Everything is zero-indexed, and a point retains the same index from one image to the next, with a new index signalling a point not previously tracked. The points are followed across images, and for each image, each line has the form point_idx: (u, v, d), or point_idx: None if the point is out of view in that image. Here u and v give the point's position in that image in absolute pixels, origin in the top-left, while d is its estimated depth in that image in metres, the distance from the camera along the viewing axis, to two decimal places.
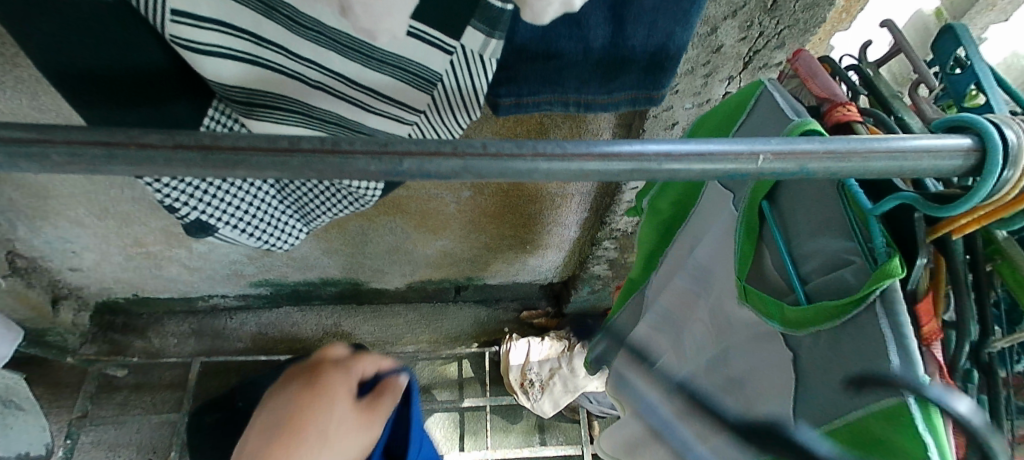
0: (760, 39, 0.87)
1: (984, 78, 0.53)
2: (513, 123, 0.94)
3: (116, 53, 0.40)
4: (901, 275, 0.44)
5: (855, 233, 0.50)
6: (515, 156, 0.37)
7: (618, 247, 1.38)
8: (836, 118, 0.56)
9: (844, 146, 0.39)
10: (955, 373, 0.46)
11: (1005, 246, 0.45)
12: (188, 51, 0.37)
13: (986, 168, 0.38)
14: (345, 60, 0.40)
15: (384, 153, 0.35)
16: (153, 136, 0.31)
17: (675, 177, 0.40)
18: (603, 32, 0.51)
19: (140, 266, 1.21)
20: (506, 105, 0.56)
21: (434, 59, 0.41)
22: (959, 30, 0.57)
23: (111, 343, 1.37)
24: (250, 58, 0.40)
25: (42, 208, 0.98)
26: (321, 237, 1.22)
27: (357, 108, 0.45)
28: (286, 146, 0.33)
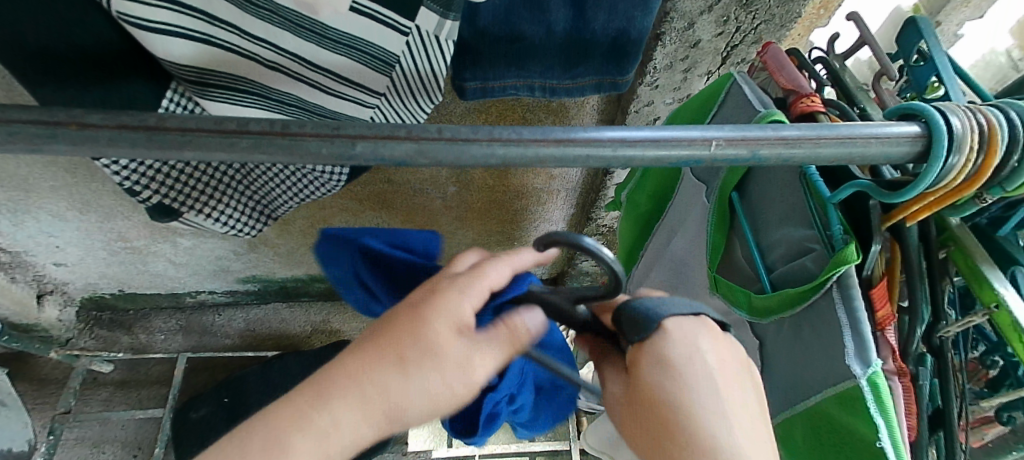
0: (737, 34, 0.88)
1: (943, 70, 0.54)
2: (495, 117, 0.94)
3: (68, 37, 0.41)
4: (855, 261, 0.44)
5: (815, 221, 0.51)
6: (472, 140, 0.37)
7: (605, 242, 1.40)
8: (800, 109, 0.57)
9: (796, 133, 0.39)
10: (908, 358, 0.46)
11: (958, 233, 0.47)
12: (139, 30, 0.38)
13: (932, 155, 0.39)
14: (298, 40, 0.42)
15: (336, 134, 0.35)
16: (96, 116, 0.32)
17: (630, 163, 0.39)
18: (565, 15, 0.52)
19: (125, 261, 1.21)
20: (472, 88, 0.57)
21: (389, 40, 0.43)
22: (921, 24, 0.58)
23: (97, 339, 1.36)
24: (202, 37, 0.41)
25: (22, 202, 0.97)
26: (307, 233, 1.22)
27: (316, 90, 0.47)
28: (233, 128, 0.33)
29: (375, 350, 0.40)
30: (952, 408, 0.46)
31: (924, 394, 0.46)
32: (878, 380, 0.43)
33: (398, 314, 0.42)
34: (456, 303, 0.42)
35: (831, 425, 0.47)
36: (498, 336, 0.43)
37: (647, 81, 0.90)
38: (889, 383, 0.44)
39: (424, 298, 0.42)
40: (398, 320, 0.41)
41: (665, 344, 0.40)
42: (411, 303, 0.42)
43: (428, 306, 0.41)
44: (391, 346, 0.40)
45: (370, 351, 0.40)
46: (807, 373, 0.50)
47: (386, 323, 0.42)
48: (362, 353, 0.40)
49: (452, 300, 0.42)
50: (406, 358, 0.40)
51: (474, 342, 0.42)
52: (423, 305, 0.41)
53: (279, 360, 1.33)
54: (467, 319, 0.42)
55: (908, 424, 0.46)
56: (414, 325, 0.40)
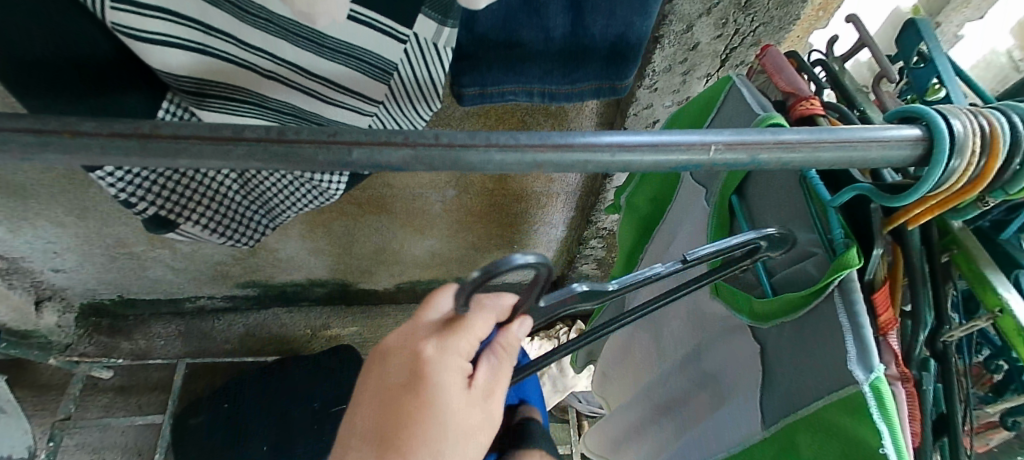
0: (736, 36, 0.87)
1: (944, 72, 0.54)
2: (493, 121, 0.94)
3: (64, 46, 0.41)
4: (857, 265, 0.44)
5: (817, 225, 0.50)
6: (468, 146, 0.37)
7: (605, 245, 1.40)
8: (800, 112, 0.57)
9: (795, 137, 0.39)
10: (911, 363, 0.46)
11: (961, 236, 0.46)
12: (133, 40, 0.37)
13: (933, 157, 0.38)
14: (295, 49, 0.42)
15: (331, 141, 0.35)
16: (88, 124, 0.32)
17: (628, 168, 0.39)
18: (563, 20, 0.52)
19: (124, 267, 1.21)
20: (471, 94, 0.57)
21: (387, 48, 0.43)
22: (921, 26, 0.57)
23: (97, 345, 1.35)
24: (198, 47, 0.40)
25: (20, 208, 0.97)
26: (306, 237, 1.22)
27: (313, 99, 0.47)
28: (227, 136, 0.33)
29: (384, 446, 0.43)
30: (956, 413, 0.46)
31: (929, 400, 0.46)
32: (881, 386, 0.42)
33: (395, 400, 0.44)
34: (447, 373, 0.44)
35: (828, 428, 0.46)
36: (497, 364, 0.48)
37: (645, 83, 0.90)
38: (893, 389, 0.43)
39: (412, 382, 0.43)
40: (399, 411, 0.43)
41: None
42: (402, 387, 0.44)
43: (421, 386, 0.43)
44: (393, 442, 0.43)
45: (380, 447, 0.43)
46: (806, 377, 0.49)
47: (387, 411, 0.44)
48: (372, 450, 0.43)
49: (443, 372, 0.44)
50: (420, 441, 0.43)
51: (476, 391, 0.46)
52: (414, 390, 0.43)
53: (279, 365, 1.32)
54: (461, 379, 0.45)
55: (913, 430, 0.46)
56: (418, 417, 0.43)
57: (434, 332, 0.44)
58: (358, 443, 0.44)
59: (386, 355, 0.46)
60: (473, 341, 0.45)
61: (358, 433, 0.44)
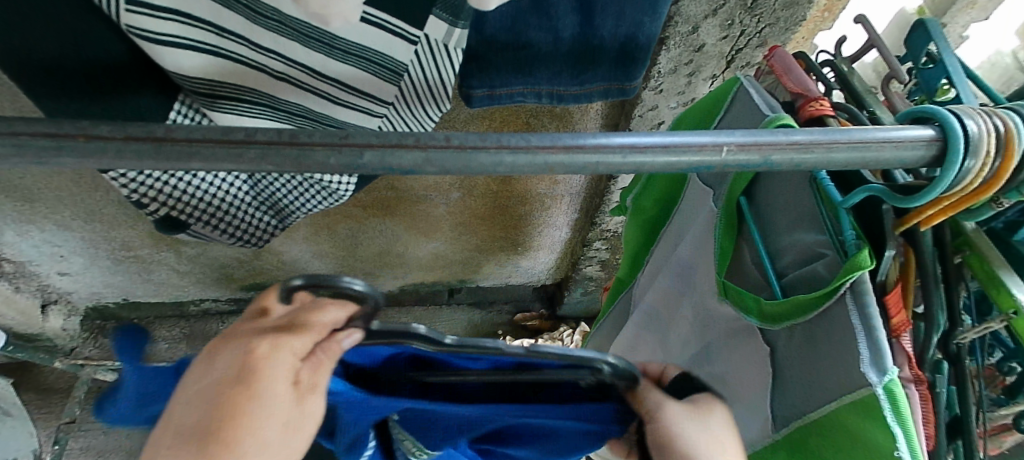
0: (742, 37, 0.87)
1: (954, 72, 0.54)
2: (498, 123, 0.94)
3: (77, 50, 0.41)
4: (869, 266, 0.44)
5: (827, 226, 0.50)
6: (480, 148, 0.37)
7: (610, 247, 1.40)
8: (809, 113, 0.56)
9: (808, 138, 0.38)
10: (924, 366, 0.46)
11: (973, 237, 0.46)
12: (145, 42, 0.37)
13: (948, 158, 0.38)
14: (306, 50, 0.42)
15: (343, 144, 0.35)
16: (103, 128, 0.32)
17: (640, 170, 0.39)
18: (572, 21, 0.52)
19: (129, 270, 1.21)
20: (479, 95, 0.57)
21: (397, 49, 0.43)
22: (930, 26, 0.57)
23: (102, 347, 1.35)
24: (211, 49, 0.40)
25: (27, 212, 0.97)
26: (311, 240, 1.22)
27: (324, 101, 0.47)
28: (240, 138, 0.33)
29: (198, 441, 0.30)
30: (971, 416, 0.45)
31: (942, 402, 0.46)
32: (894, 388, 0.42)
33: (215, 393, 0.31)
34: (281, 364, 0.34)
35: (842, 432, 0.46)
36: (322, 366, 0.37)
37: (651, 85, 0.90)
38: (906, 391, 0.43)
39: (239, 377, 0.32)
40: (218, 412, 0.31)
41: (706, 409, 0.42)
42: (225, 383, 0.32)
43: (252, 371, 0.33)
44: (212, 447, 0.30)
45: (192, 444, 0.30)
46: (817, 380, 0.49)
47: (203, 405, 0.31)
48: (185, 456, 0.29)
49: (277, 364, 0.34)
50: (250, 439, 0.31)
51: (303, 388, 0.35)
52: (246, 378, 0.32)
53: None
54: (292, 375, 0.34)
55: (927, 433, 0.45)
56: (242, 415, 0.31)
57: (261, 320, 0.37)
58: (166, 440, 0.30)
59: (218, 352, 0.34)
60: (309, 339, 0.36)
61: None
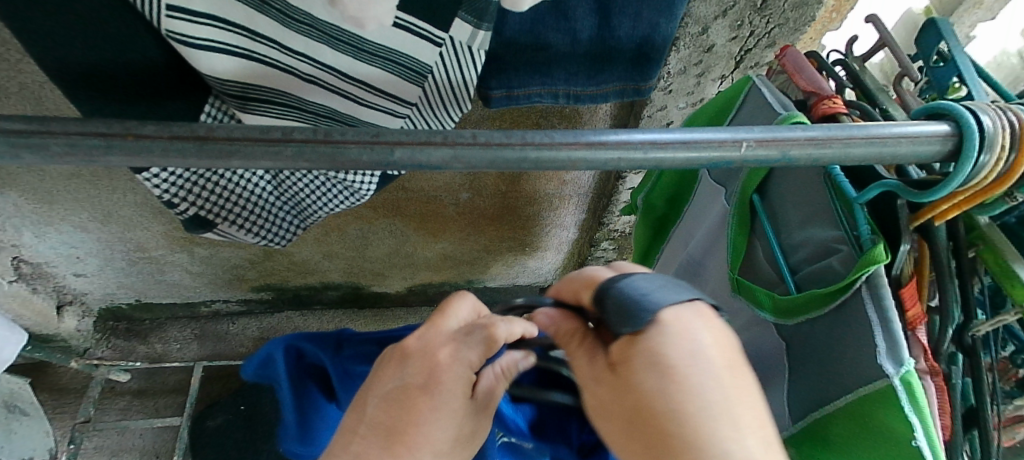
0: (751, 38, 0.88)
1: (966, 70, 0.54)
2: (508, 123, 0.95)
3: (117, 54, 0.42)
4: (885, 261, 0.45)
5: (841, 222, 0.51)
6: (505, 145, 0.38)
7: (616, 247, 1.41)
8: (822, 111, 0.57)
9: (825, 133, 0.39)
10: (939, 358, 0.47)
11: (986, 231, 0.47)
12: (184, 46, 0.39)
13: (963, 152, 0.39)
14: (334, 52, 0.43)
15: (374, 142, 0.36)
16: (149, 127, 0.33)
17: (661, 165, 0.40)
18: (589, 23, 0.53)
19: (143, 271, 1.22)
20: (498, 96, 0.58)
21: (422, 50, 0.45)
22: (942, 26, 0.58)
23: (115, 348, 1.35)
24: (244, 53, 0.42)
25: (46, 214, 0.98)
26: (321, 241, 1.23)
27: (350, 102, 0.48)
28: (277, 137, 0.34)
29: (386, 439, 0.41)
30: (986, 407, 0.46)
31: (957, 392, 0.47)
32: (911, 380, 0.43)
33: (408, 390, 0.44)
34: (456, 382, 0.45)
35: (867, 425, 0.47)
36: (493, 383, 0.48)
37: (660, 86, 0.91)
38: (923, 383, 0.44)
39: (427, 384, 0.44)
40: (407, 405, 0.43)
41: (665, 339, 0.35)
42: (416, 386, 0.44)
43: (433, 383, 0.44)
44: (401, 436, 0.42)
45: (380, 439, 0.41)
46: (834, 370, 0.50)
47: (398, 401, 0.43)
48: (377, 441, 0.41)
49: (454, 380, 0.45)
50: (422, 448, 0.42)
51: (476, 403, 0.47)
52: (429, 391, 0.44)
53: None
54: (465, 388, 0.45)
55: (943, 423, 0.46)
56: (420, 417, 0.43)
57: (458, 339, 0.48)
58: (361, 427, 0.42)
59: (399, 361, 0.47)
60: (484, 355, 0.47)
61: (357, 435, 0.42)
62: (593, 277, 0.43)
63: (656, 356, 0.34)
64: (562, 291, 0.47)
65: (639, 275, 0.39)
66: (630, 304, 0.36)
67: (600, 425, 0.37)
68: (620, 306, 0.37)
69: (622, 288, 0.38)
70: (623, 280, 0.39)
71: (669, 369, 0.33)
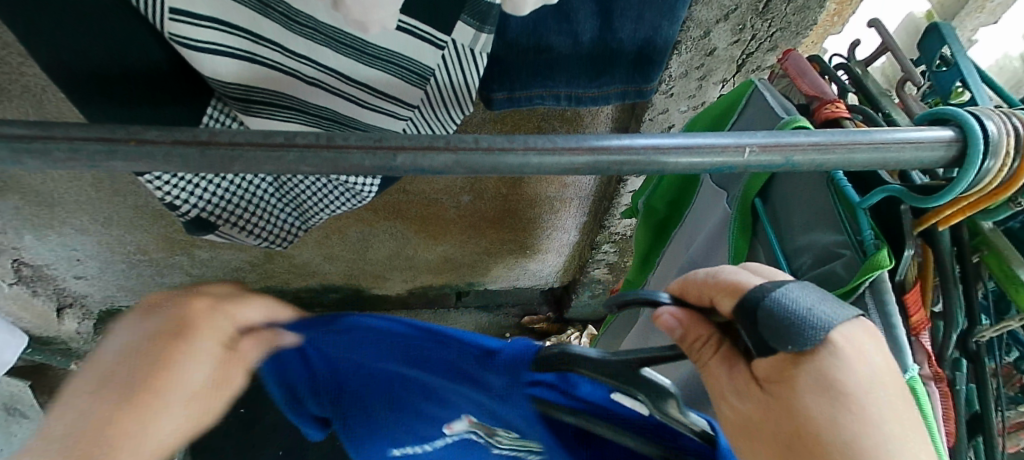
0: (753, 41, 0.88)
1: (969, 75, 0.54)
2: (510, 126, 0.94)
3: (121, 58, 0.42)
4: (888, 266, 0.45)
5: (845, 227, 0.51)
6: (507, 149, 0.38)
7: (618, 250, 1.41)
8: (824, 115, 0.57)
9: (829, 138, 0.39)
10: (943, 363, 0.47)
11: (990, 236, 0.47)
12: (186, 49, 0.39)
13: (968, 158, 0.39)
14: (336, 56, 0.43)
15: (377, 146, 0.36)
16: (151, 133, 0.33)
17: (664, 170, 0.40)
18: (592, 25, 0.53)
19: (144, 274, 1.22)
20: (499, 98, 0.58)
21: (425, 53, 0.45)
22: (945, 30, 0.58)
23: None
24: (246, 56, 0.42)
25: (46, 216, 0.98)
26: (322, 243, 1.22)
27: (351, 106, 0.48)
28: (279, 142, 0.34)
29: (127, 391, 0.37)
30: (990, 412, 0.46)
31: (960, 398, 0.47)
32: (916, 385, 0.43)
33: (150, 348, 0.38)
34: (214, 330, 0.41)
35: None
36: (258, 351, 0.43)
37: (662, 89, 0.90)
38: (927, 389, 0.44)
39: (179, 332, 0.39)
40: (149, 355, 0.38)
41: (837, 360, 0.35)
42: (165, 336, 0.39)
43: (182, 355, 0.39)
44: (143, 384, 0.37)
45: (120, 392, 0.37)
46: None
47: (133, 362, 0.38)
48: (110, 396, 0.36)
49: (210, 328, 0.41)
50: (166, 396, 0.38)
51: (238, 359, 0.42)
52: (179, 337, 0.39)
53: None
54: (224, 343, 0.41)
55: (947, 429, 0.46)
56: (163, 366, 0.38)
57: (221, 295, 0.43)
58: (88, 385, 0.37)
59: (151, 311, 0.41)
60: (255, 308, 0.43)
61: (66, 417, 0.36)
62: (731, 281, 0.40)
63: (834, 383, 0.34)
64: (681, 286, 0.44)
65: (790, 283, 0.38)
66: (795, 322, 0.35)
67: (739, 437, 0.38)
68: (782, 324, 0.36)
69: (780, 299, 0.36)
70: (778, 289, 0.37)
71: (843, 397, 0.34)
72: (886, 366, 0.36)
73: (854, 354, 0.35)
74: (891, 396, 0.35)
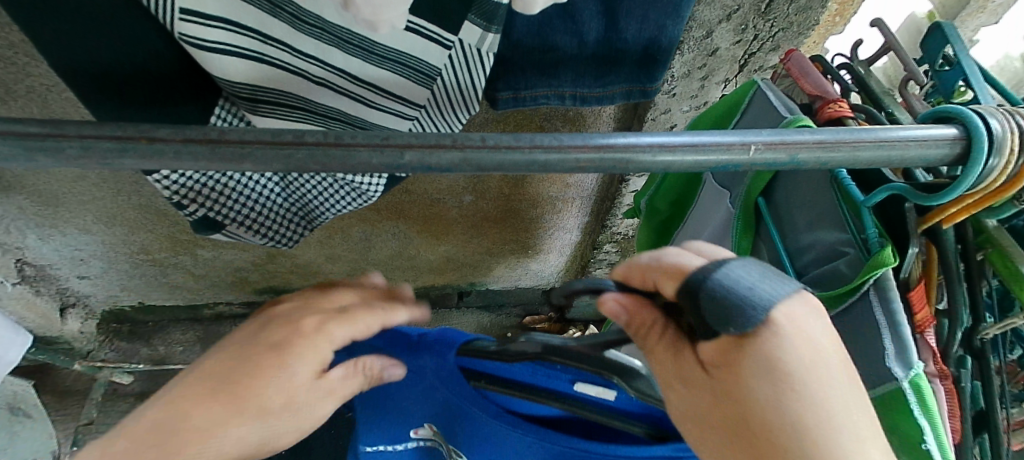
0: (755, 41, 0.88)
1: (972, 74, 0.55)
2: (513, 126, 0.95)
3: (131, 57, 0.43)
4: (893, 264, 0.45)
5: (848, 225, 0.51)
6: (514, 148, 0.38)
7: (620, 250, 1.41)
8: (828, 114, 0.57)
9: (834, 137, 0.39)
10: (948, 360, 0.47)
11: (995, 235, 0.47)
12: (197, 49, 0.39)
13: (972, 156, 0.39)
14: (344, 55, 0.44)
15: (385, 145, 0.36)
16: (163, 131, 0.33)
17: (669, 168, 0.40)
18: (597, 25, 0.54)
19: (147, 273, 1.22)
20: (504, 98, 0.58)
21: (431, 53, 0.45)
22: (947, 29, 0.58)
23: (118, 351, 1.34)
24: (255, 56, 0.42)
25: (50, 216, 0.98)
26: (325, 243, 1.23)
27: (358, 105, 0.49)
28: (289, 140, 0.34)
29: (230, 389, 0.45)
30: (995, 410, 0.46)
31: (967, 397, 0.47)
32: (921, 382, 0.43)
33: (255, 357, 0.46)
34: (312, 356, 0.46)
35: None
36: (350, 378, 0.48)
37: (664, 89, 0.91)
38: (932, 386, 0.45)
39: (280, 346, 0.46)
40: (252, 362, 0.45)
41: (779, 340, 0.34)
42: (269, 345, 0.46)
43: (269, 380, 0.45)
44: (240, 385, 0.45)
45: (225, 387, 0.45)
46: None
47: (238, 365, 0.46)
48: (220, 389, 0.45)
49: (307, 349, 0.46)
50: (256, 400, 0.45)
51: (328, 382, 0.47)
52: (280, 352, 0.46)
53: None
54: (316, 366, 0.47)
55: (951, 426, 0.47)
56: (260, 375, 0.45)
57: (330, 315, 0.48)
58: (205, 381, 0.45)
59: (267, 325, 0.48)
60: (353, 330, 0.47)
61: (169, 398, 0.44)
62: (673, 264, 0.39)
63: (779, 366, 0.34)
64: (625, 270, 0.43)
65: (732, 262, 0.37)
66: (735, 301, 0.35)
67: (687, 423, 0.38)
68: (721, 308, 0.35)
69: (722, 280, 0.36)
70: (721, 270, 0.36)
71: (785, 378, 0.34)
72: (827, 343, 0.36)
73: (796, 331, 0.35)
74: (835, 369, 0.35)
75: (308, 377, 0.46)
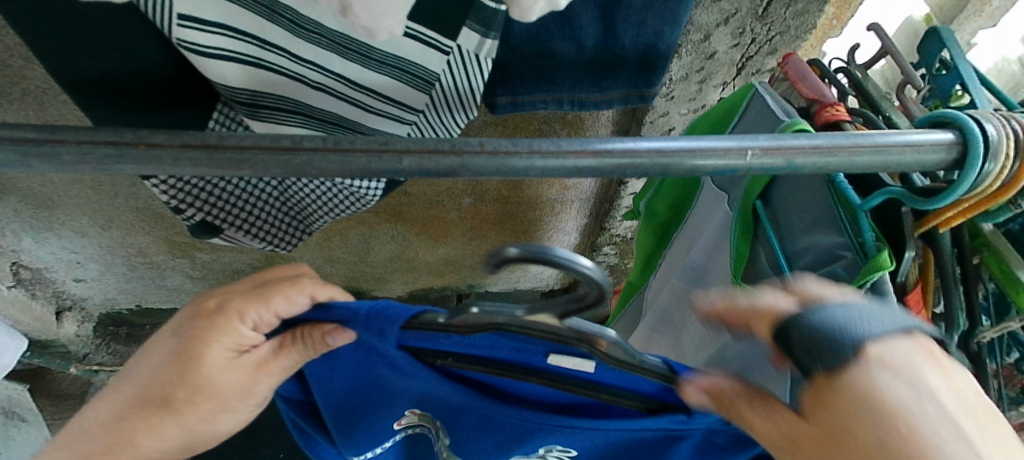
0: (753, 45, 0.88)
1: (968, 78, 0.55)
2: (510, 129, 0.95)
3: (130, 62, 0.43)
4: (890, 267, 0.46)
5: (845, 229, 0.52)
6: (512, 153, 0.38)
7: (618, 253, 1.41)
8: (825, 118, 0.58)
9: (830, 142, 0.40)
10: (945, 364, 0.47)
11: (990, 238, 0.47)
12: (194, 55, 0.39)
13: (968, 161, 0.39)
14: (343, 61, 0.44)
15: (382, 150, 0.36)
16: (161, 136, 0.33)
17: (666, 173, 0.40)
18: (595, 30, 0.54)
19: (144, 276, 1.22)
20: (503, 102, 0.58)
21: (430, 58, 0.45)
22: (943, 34, 0.58)
23: (114, 354, 1.34)
24: (253, 61, 0.42)
25: (47, 219, 0.98)
26: (322, 245, 1.23)
27: (357, 109, 0.49)
28: (287, 146, 0.35)
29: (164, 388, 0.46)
30: (992, 414, 0.47)
31: None
32: None
33: (178, 355, 0.45)
34: (230, 341, 0.45)
35: None
36: (287, 352, 0.47)
37: (662, 92, 0.91)
38: None
39: (197, 339, 0.45)
40: (178, 360, 0.46)
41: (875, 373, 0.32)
42: (185, 341, 0.45)
43: (198, 383, 0.46)
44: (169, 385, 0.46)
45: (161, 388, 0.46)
46: None
47: (164, 363, 0.46)
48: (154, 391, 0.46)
49: (224, 338, 0.45)
50: (192, 394, 0.46)
51: (255, 361, 0.47)
52: (199, 344, 0.45)
53: None
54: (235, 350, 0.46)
55: None
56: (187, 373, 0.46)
57: (244, 293, 0.44)
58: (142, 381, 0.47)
59: (189, 312, 0.46)
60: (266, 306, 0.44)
61: (110, 410, 0.48)
62: (765, 307, 0.38)
63: (913, 443, 0.29)
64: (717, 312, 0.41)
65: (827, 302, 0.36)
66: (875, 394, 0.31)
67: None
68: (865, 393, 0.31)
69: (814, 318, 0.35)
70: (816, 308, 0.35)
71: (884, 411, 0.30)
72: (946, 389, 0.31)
73: (919, 385, 0.31)
74: (983, 430, 0.30)
75: (232, 363, 0.46)
